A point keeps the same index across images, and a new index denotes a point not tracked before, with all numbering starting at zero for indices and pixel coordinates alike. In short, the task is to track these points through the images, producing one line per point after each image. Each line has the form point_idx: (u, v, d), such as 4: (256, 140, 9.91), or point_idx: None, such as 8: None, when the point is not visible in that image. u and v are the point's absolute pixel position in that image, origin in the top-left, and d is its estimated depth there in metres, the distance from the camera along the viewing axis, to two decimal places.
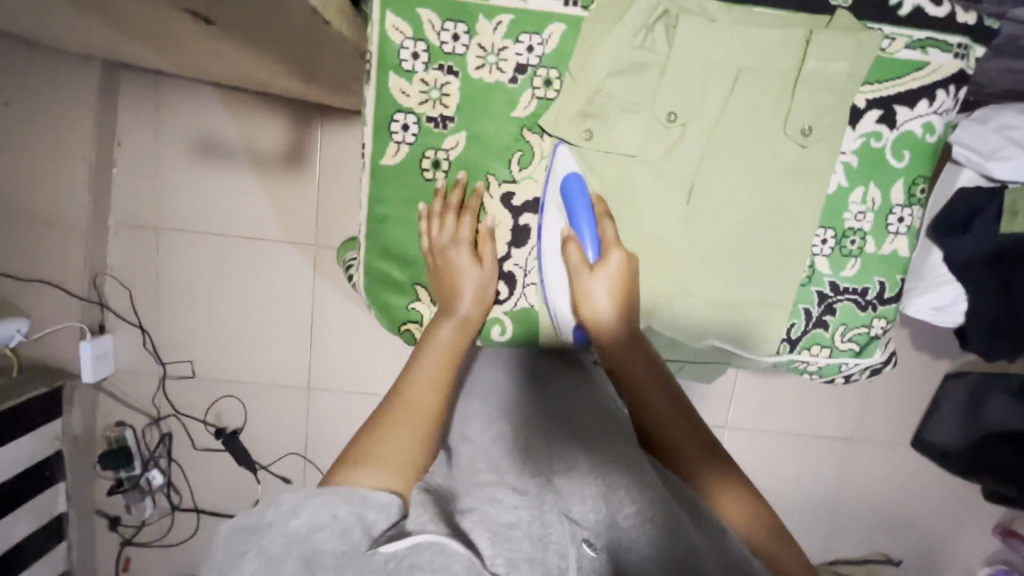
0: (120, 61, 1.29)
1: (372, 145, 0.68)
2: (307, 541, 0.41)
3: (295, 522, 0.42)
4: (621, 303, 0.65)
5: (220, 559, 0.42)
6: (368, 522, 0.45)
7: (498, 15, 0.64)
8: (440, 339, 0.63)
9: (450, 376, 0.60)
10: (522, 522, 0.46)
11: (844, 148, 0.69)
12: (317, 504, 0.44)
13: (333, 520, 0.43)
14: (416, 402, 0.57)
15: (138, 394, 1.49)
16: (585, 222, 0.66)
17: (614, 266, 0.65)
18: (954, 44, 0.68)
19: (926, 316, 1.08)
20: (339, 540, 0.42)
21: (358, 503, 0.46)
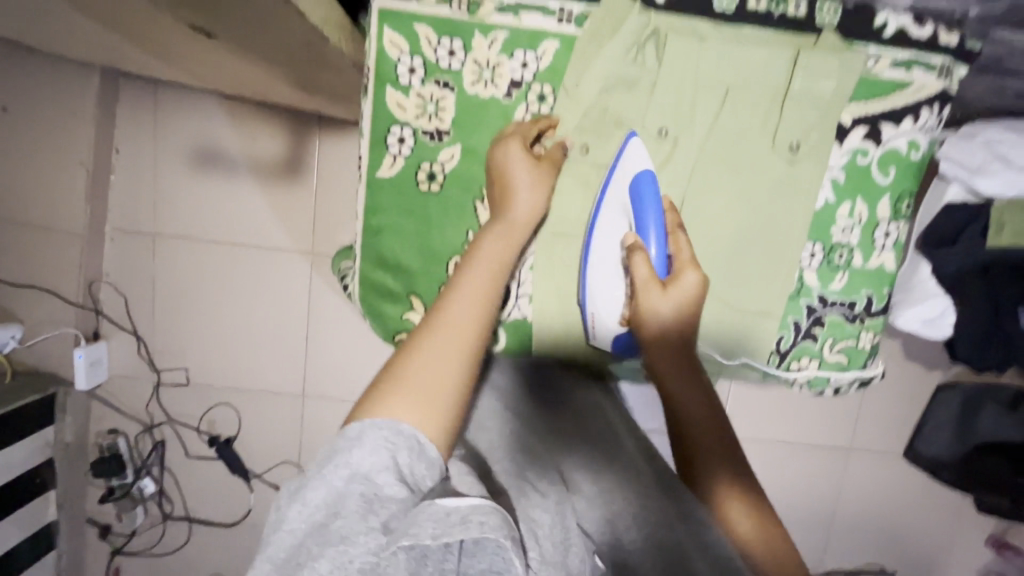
0: (120, 69, 1.30)
1: (368, 158, 0.69)
2: (369, 482, 0.45)
3: (361, 460, 0.46)
4: (682, 320, 0.64)
5: (300, 478, 0.48)
6: (419, 473, 0.48)
7: (494, 31, 0.66)
8: (484, 253, 0.60)
9: (493, 297, 0.58)
10: (546, 522, 0.55)
11: (832, 163, 0.71)
12: (380, 442, 0.47)
13: (393, 463, 0.47)
14: (457, 326, 0.54)
15: (132, 401, 1.48)
16: (655, 231, 0.63)
17: (687, 286, 0.63)
18: (936, 64, 0.70)
19: (913, 327, 1.08)
20: (398, 486, 0.46)
21: (411, 444, 0.48)
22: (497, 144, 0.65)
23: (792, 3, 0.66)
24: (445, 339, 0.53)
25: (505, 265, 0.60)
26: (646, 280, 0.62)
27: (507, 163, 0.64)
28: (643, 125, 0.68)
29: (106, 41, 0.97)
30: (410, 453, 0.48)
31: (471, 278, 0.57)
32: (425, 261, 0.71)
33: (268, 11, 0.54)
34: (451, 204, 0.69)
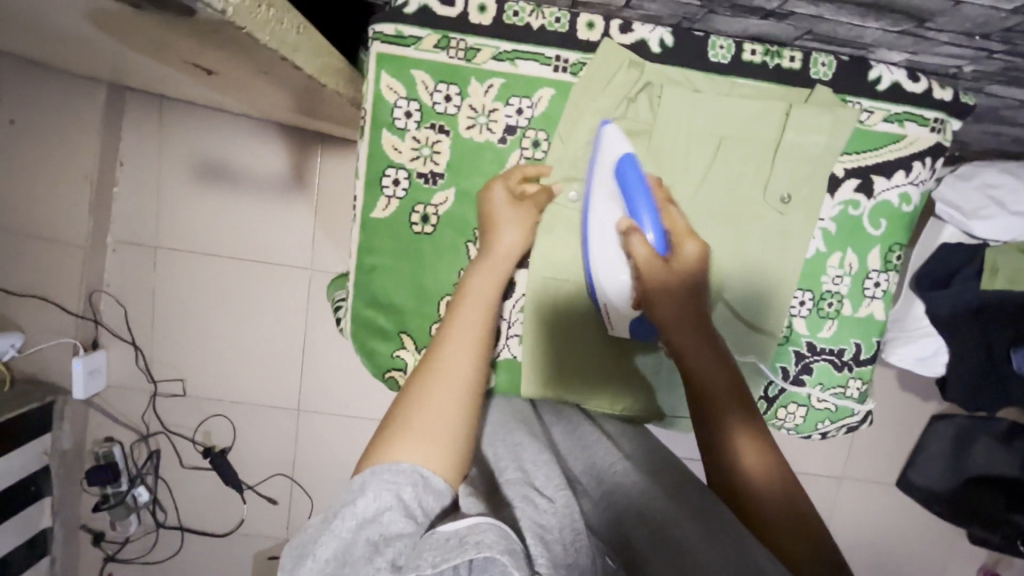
0: (126, 85, 1.31)
1: (363, 198, 0.69)
2: (375, 522, 0.42)
3: (364, 504, 0.44)
4: (687, 288, 0.62)
5: (298, 542, 0.43)
6: (426, 504, 0.45)
7: (490, 78, 0.67)
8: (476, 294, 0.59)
9: (487, 338, 0.56)
10: (557, 527, 0.47)
11: (823, 215, 0.72)
12: (382, 482, 0.45)
13: (397, 500, 0.44)
14: (455, 370, 0.53)
15: (128, 410, 1.50)
16: (649, 213, 0.62)
17: (688, 256, 0.63)
18: (929, 118, 0.70)
19: (908, 364, 1.09)
20: (405, 522, 0.43)
21: (415, 481, 0.46)
22: (484, 189, 0.67)
23: (787, 55, 0.68)
24: (441, 385, 0.52)
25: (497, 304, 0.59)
26: (645, 258, 0.61)
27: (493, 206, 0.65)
28: None
29: (112, 60, 0.98)
30: (415, 488, 0.45)
31: (466, 318, 0.57)
32: (417, 300, 0.71)
33: (267, 61, 0.55)
34: (444, 245, 0.70)
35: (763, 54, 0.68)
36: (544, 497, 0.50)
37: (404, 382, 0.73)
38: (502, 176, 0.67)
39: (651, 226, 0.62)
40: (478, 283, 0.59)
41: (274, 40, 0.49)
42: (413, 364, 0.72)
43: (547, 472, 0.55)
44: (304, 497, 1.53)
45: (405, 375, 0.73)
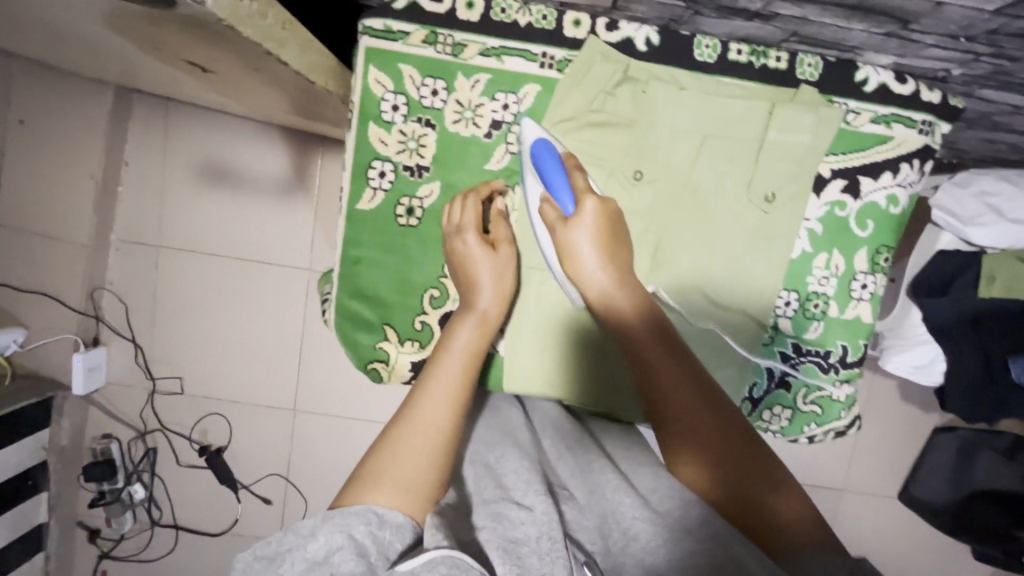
0: (133, 87, 1.34)
1: (350, 190, 0.70)
2: (325, 563, 0.43)
3: (314, 547, 0.44)
4: (603, 242, 0.63)
5: None
6: (383, 542, 0.46)
7: (476, 74, 0.68)
8: (460, 340, 0.61)
9: (468, 386, 0.58)
10: (531, 539, 0.48)
11: (809, 214, 0.72)
12: (334, 525, 0.45)
13: (349, 541, 0.45)
14: (432, 417, 0.55)
15: (127, 407, 1.51)
16: (558, 178, 0.64)
17: (589, 213, 0.63)
18: (918, 121, 0.70)
19: (905, 373, 1.09)
20: (355, 561, 0.43)
21: (374, 521, 0.47)
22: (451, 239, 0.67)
23: (773, 55, 0.68)
24: (416, 435, 0.54)
25: (480, 350, 0.61)
26: (554, 222, 0.64)
27: (467, 253, 0.66)
28: (620, 168, 0.70)
29: (114, 61, 0.99)
30: (369, 526, 0.46)
31: (445, 367, 0.58)
32: (401, 293, 0.72)
33: (254, 56, 0.55)
34: (429, 239, 0.71)
35: (749, 54, 0.68)
36: (520, 508, 0.51)
37: (387, 374, 0.74)
38: (469, 227, 0.66)
39: (562, 191, 0.64)
40: (459, 331, 0.62)
41: (257, 34, 0.49)
42: (397, 356, 0.73)
43: (526, 479, 0.55)
44: (298, 498, 1.53)
45: (388, 367, 0.73)
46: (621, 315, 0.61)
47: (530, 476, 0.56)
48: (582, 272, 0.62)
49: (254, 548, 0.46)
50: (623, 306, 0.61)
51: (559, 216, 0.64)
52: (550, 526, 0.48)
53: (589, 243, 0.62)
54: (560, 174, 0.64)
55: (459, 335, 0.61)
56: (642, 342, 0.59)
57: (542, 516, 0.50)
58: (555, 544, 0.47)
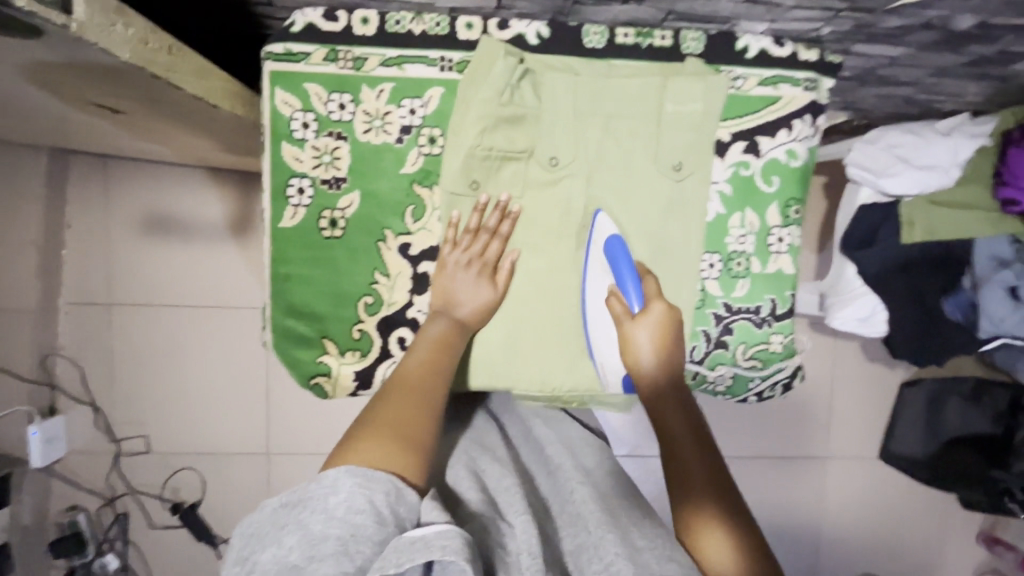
0: (69, 147, 1.34)
1: (270, 211, 0.71)
2: (346, 523, 0.43)
3: (335, 501, 0.44)
4: (660, 346, 0.67)
5: (263, 527, 0.44)
6: (400, 516, 0.46)
7: (380, 83, 0.70)
8: (429, 333, 0.66)
9: (438, 364, 0.63)
10: (519, 548, 0.50)
11: (717, 177, 0.75)
12: (356, 486, 0.46)
13: (370, 505, 0.45)
14: (411, 385, 0.60)
15: (92, 475, 1.46)
16: (632, 280, 0.70)
17: (656, 315, 0.68)
18: (801, 79, 0.75)
19: (850, 327, 1.13)
20: (375, 528, 0.44)
21: (393, 491, 0.47)
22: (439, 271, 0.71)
23: (658, 35, 0.72)
24: (391, 398, 0.58)
25: (449, 341, 0.66)
26: (622, 316, 0.69)
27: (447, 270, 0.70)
28: (533, 157, 0.71)
29: (46, 123, 1.00)
30: (388, 496, 0.47)
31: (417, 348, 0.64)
32: (335, 304, 0.72)
33: (144, 87, 0.57)
34: (356, 247, 0.72)
35: (636, 36, 0.72)
36: (504, 525, 0.53)
37: (330, 388, 0.74)
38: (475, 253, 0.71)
39: (632, 291, 0.69)
40: (429, 325, 0.67)
41: (137, 59, 0.50)
42: (338, 369, 0.73)
43: (509, 499, 0.57)
44: None
45: (331, 380, 0.73)
46: (658, 403, 0.65)
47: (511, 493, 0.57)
48: (632, 358, 0.67)
49: (278, 495, 0.46)
50: (668, 403, 0.65)
51: (626, 312, 0.69)
52: (530, 543, 0.50)
53: (649, 342, 0.67)
54: (634, 278, 0.70)
55: (432, 329, 0.67)
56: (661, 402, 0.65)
57: (521, 535, 0.51)
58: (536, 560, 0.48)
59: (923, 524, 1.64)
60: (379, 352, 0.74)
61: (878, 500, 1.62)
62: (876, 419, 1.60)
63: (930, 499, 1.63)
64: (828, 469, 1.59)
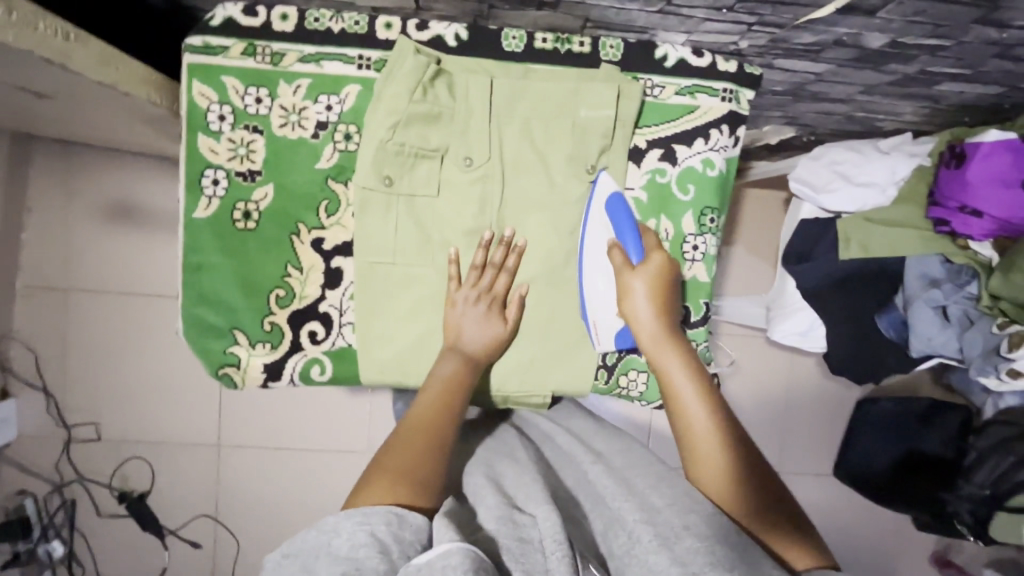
0: (31, 132, 1.32)
1: (184, 201, 0.72)
2: (348, 557, 0.43)
3: (338, 542, 0.45)
4: (659, 305, 0.67)
5: None
6: (404, 541, 0.46)
7: (297, 79, 0.71)
8: (440, 372, 0.66)
9: (453, 404, 0.63)
10: (536, 537, 0.48)
11: (631, 184, 0.76)
12: (357, 522, 0.46)
13: (371, 536, 0.45)
14: (420, 423, 0.60)
15: (39, 461, 1.45)
16: (631, 232, 0.70)
17: (655, 266, 0.68)
18: (719, 90, 0.76)
19: (792, 341, 1.14)
20: (378, 557, 0.43)
21: (395, 522, 0.47)
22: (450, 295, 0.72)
23: (577, 42, 0.73)
24: (404, 438, 0.58)
25: (462, 377, 0.66)
26: (622, 265, 0.68)
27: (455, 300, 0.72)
28: (448, 156, 0.72)
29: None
30: (390, 525, 0.47)
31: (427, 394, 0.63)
32: (246, 295, 0.73)
33: (41, 69, 0.58)
34: (269, 240, 0.73)
35: (555, 42, 0.73)
36: (525, 514, 0.51)
37: (238, 378, 0.74)
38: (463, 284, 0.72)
39: (631, 241, 0.69)
40: (441, 363, 0.67)
41: (24, 40, 0.51)
42: (246, 359, 0.73)
43: (528, 490, 0.55)
44: (230, 538, 1.50)
45: (239, 370, 0.74)
46: (663, 360, 0.65)
47: (530, 487, 0.56)
48: (636, 319, 0.67)
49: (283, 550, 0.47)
50: (666, 355, 0.65)
51: (626, 262, 0.68)
52: (554, 529, 0.48)
53: (645, 292, 0.67)
54: (634, 231, 0.69)
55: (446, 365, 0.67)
56: (674, 373, 0.63)
57: (543, 522, 0.49)
58: (561, 546, 0.47)
59: (875, 545, 1.63)
60: (289, 345, 0.74)
61: (831, 518, 1.61)
62: (831, 436, 1.60)
63: (883, 520, 1.63)
64: None
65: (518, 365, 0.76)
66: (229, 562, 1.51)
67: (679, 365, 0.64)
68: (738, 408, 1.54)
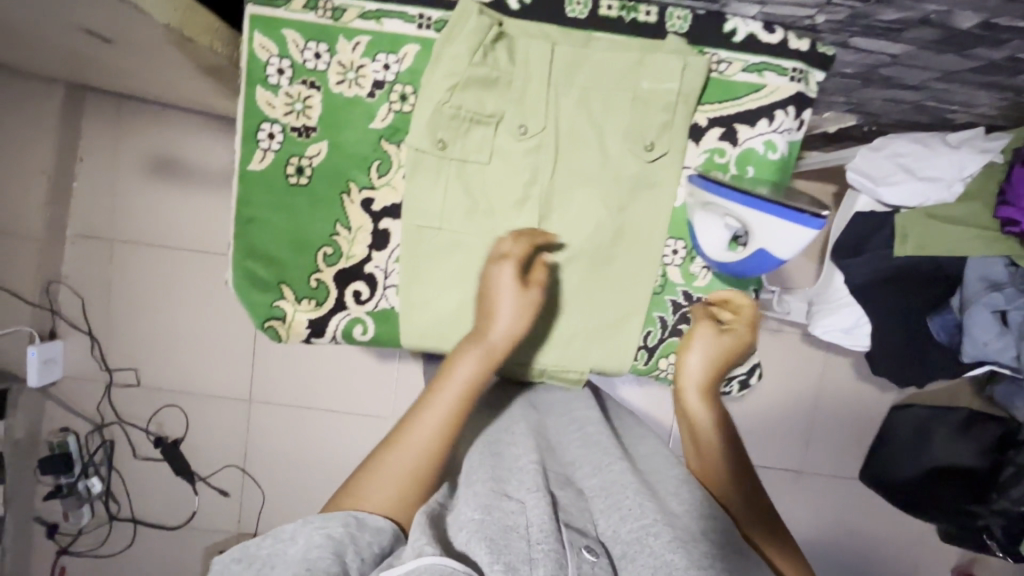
0: (85, 83, 1.34)
1: (240, 153, 0.72)
2: (302, 558, 0.45)
3: (294, 548, 0.46)
4: (713, 365, 0.69)
5: None
6: (360, 540, 0.49)
7: (357, 36, 0.70)
8: (459, 374, 0.59)
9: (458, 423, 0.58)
10: (521, 526, 0.48)
11: (688, 163, 0.74)
12: (313, 527, 0.48)
13: (327, 537, 0.47)
14: (415, 444, 0.57)
15: (82, 401, 1.50)
16: (764, 261, 0.66)
17: (731, 334, 0.70)
18: (788, 68, 0.72)
19: (833, 338, 1.09)
20: (330, 554, 0.45)
21: (354, 525, 0.50)
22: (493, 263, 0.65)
23: (643, 10, 0.70)
24: (397, 460, 0.56)
25: (476, 388, 0.60)
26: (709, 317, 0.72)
27: (498, 280, 0.64)
28: (503, 124, 0.71)
29: (55, 61, 1.02)
30: (346, 526, 0.49)
31: (438, 399, 0.58)
32: (294, 251, 0.74)
33: (111, 8, 0.58)
34: (320, 197, 0.73)
35: (620, 9, 0.70)
36: (511, 501, 0.52)
37: (284, 332, 0.75)
38: (513, 257, 0.65)
39: (761, 262, 0.66)
40: (459, 363, 0.60)
41: None
42: (292, 314, 0.74)
43: (520, 476, 0.55)
44: (255, 490, 1.54)
45: (284, 325, 0.75)
46: (695, 411, 0.68)
47: (524, 470, 0.56)
48: (686, 375, 0.69)
49: (238, 555, 0.48)
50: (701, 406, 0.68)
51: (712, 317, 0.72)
52: (542, 520, 0.49)
53: (703, 349, 0.70)
54: (767, 264, 0.66)
55: (460, 368, 0.60)
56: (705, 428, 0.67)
57: (534, 509, 0.50)
58: (546, 537, 0.47)
59: (896, 552, 1.60)
60: (334, 303, 0.75)
61: (853, 523, 1.58)
62: (861, 439, 1.56)
63: (907, 528, 1.60)
64: (804, 482, 1.56)
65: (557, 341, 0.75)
66: (254, 512, 1.56)
67: (711, 415, 0.67)
68: (767, 403, 1.52)
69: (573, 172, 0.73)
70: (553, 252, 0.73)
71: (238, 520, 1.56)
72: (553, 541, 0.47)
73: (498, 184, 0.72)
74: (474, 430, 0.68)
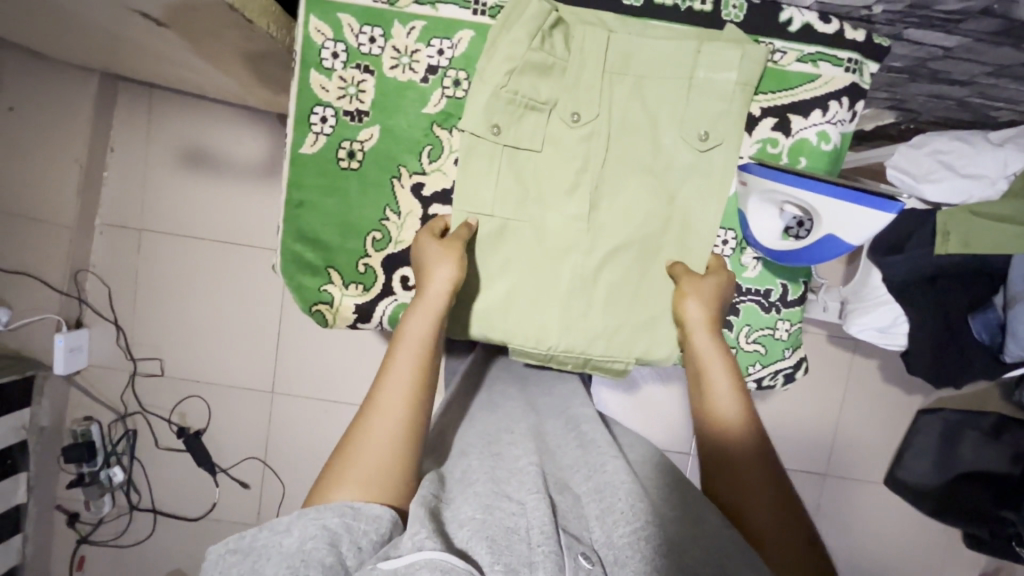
0: (119, 74, 1.35)
1: (292, 136, 0.72)
2: (296, 552, 0.42)
3: (288, 542, 0.43)
4: (713, 312, 0.68)
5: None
6: (357, 533, 0.45)
7: (412, 21, 0.70)
8: (409, 331, 0.60)
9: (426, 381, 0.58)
10: (522, 528, 0.48)
11: (742, 153, 0.74)
12: (307, 518, 0.44)
13: (321, 531, 0.43)
14: (387, 410, 0.55)
15: (106, 390, 1.50)
16: (830, 248, 0.65)
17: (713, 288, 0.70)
18: (843, 59, 0.72)
19: (869, 336, 1.10)
20: (327, 551, 0.42)
21: (350, 515, 0.46)
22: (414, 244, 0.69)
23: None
24: (376, 431, 0.53)
25: (432, 341, 0.61)
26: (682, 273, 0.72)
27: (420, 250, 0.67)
28: (556, 111, 0.71)
29: (94, 49, 1.01)
30: (342, 518, 0.45)
31: (398, 359, 0.58)
32: (343, 235, 0.74)
33: None
34: (370, 181, 0.73)
35: None
36: (511, 502, 0.51)
37: (331, 316, 0.75)
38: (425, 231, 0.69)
39: (826, 248, 0.66)
40: (410, 321, 0.61)
41: None
42: (339, 298, 0.74)
43: (520, 477, 0.55)
44: (276, 482, 1.53)
45: (331, 308, 0.75)
46: (705, 360, 0.66)
47: (524, 471, 0.56)
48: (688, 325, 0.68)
49: (226, 541, 0.44)
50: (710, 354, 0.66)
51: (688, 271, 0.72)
52: (543, 521, 0.48)
53: (700, 301, 0.69)
54: (831, 250, 0.66)
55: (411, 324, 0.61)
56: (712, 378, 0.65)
57: (534, 511, 0.50)
58: (546, 538, 0.47)
59: (921, 558, 1.58)
60: (381, 289, 0.75)
61: (878, 528, 1.56)
62: (888, 443, 1.54)
63: (934, 534, 1.57)
64: (829, 485, 1.54)
65: (603, 328, 0.75)
66: (274, 504, 1.55)
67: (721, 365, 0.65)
68: (793, 404, 1.50)
69: (625, 162, 0.72)
70: (601, 241, 0.73)
71: (258, 512, 1.54)
72: (553, 543, 0.47)
73: (548, 172, 0.72)
74: (512, 421, 0.69)
